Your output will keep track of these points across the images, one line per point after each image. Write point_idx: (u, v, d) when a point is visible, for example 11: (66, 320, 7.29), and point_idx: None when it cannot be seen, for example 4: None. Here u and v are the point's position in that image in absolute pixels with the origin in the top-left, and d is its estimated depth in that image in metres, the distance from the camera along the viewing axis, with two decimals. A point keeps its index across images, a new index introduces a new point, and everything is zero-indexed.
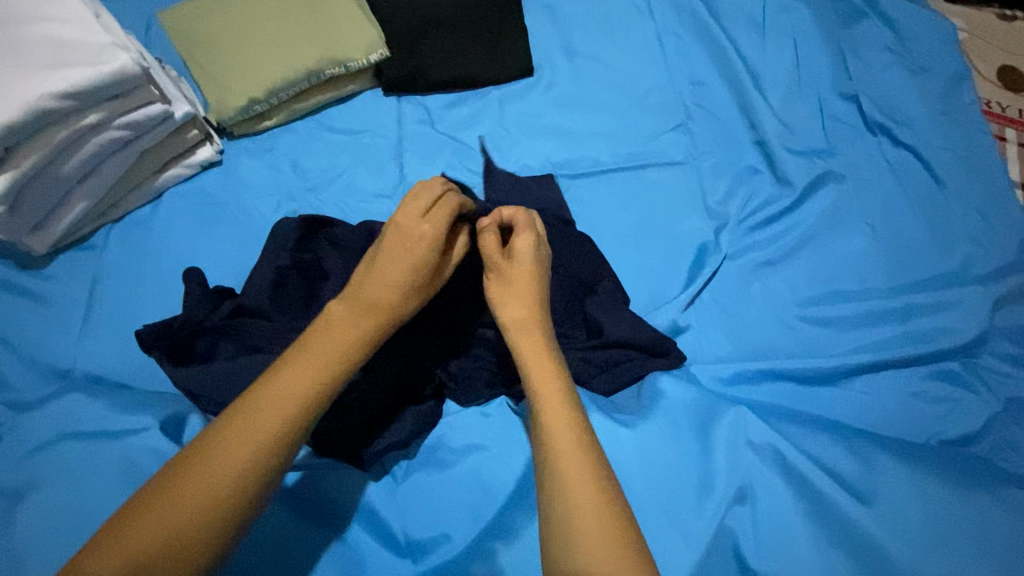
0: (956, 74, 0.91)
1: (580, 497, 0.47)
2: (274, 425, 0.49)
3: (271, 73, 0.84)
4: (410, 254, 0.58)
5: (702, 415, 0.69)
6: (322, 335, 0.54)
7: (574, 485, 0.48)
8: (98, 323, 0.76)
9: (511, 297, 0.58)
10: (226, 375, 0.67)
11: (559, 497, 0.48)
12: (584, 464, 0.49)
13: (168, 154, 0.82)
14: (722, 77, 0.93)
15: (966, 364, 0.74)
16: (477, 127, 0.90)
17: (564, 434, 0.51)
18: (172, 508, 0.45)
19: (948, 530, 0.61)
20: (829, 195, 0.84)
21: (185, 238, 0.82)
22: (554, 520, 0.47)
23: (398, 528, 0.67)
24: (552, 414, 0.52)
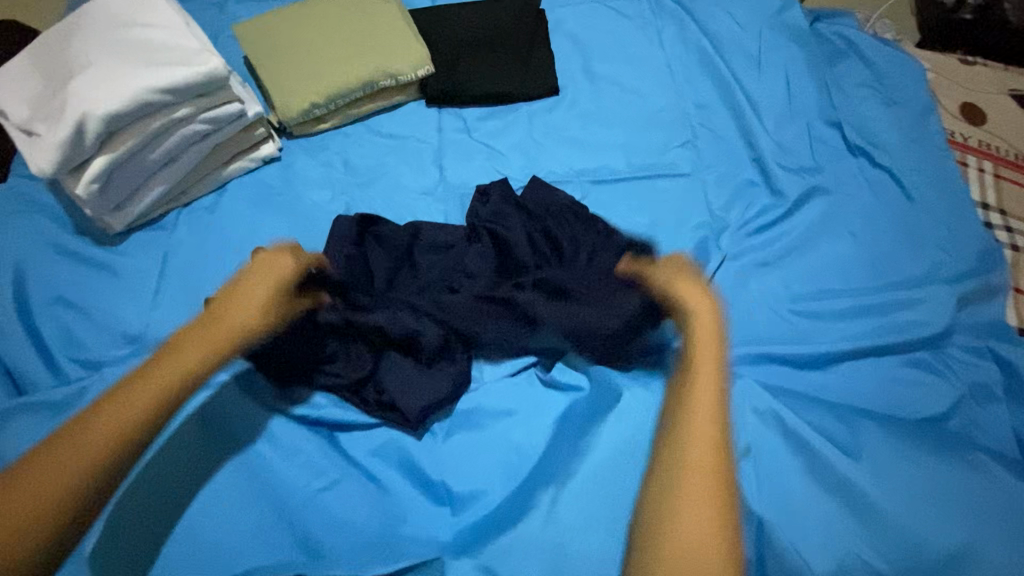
0: (925, 107, 1.05)
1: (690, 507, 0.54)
2: (140, 409, 0.58)
3: (330, 81, 0.95)
4: (254, 298, 0.68)
5: None
6: (169, 357, 0.62)
7: (697, 519, 0.53)
8: (166, 295, 0.84)
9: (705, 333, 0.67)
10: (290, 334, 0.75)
11: (675, 499, 0.55)
12: (711, 483, 0.55)
13: (236, 149, 0.92)
14: (723, 102, 1.06)
15: (935, 353, 0.85)
16: (509, 137, 1.01)
17: (702, 458, 0.56)
18: (29, 487, 0.52)
19: (924, 487, 0.71)
20: (817, 206, 0.96)
21: (244, 223, 0.90)
22: (668, 520, 0.54)
23: (439, 482, 0.74)
24: (696, 438, 0.58)
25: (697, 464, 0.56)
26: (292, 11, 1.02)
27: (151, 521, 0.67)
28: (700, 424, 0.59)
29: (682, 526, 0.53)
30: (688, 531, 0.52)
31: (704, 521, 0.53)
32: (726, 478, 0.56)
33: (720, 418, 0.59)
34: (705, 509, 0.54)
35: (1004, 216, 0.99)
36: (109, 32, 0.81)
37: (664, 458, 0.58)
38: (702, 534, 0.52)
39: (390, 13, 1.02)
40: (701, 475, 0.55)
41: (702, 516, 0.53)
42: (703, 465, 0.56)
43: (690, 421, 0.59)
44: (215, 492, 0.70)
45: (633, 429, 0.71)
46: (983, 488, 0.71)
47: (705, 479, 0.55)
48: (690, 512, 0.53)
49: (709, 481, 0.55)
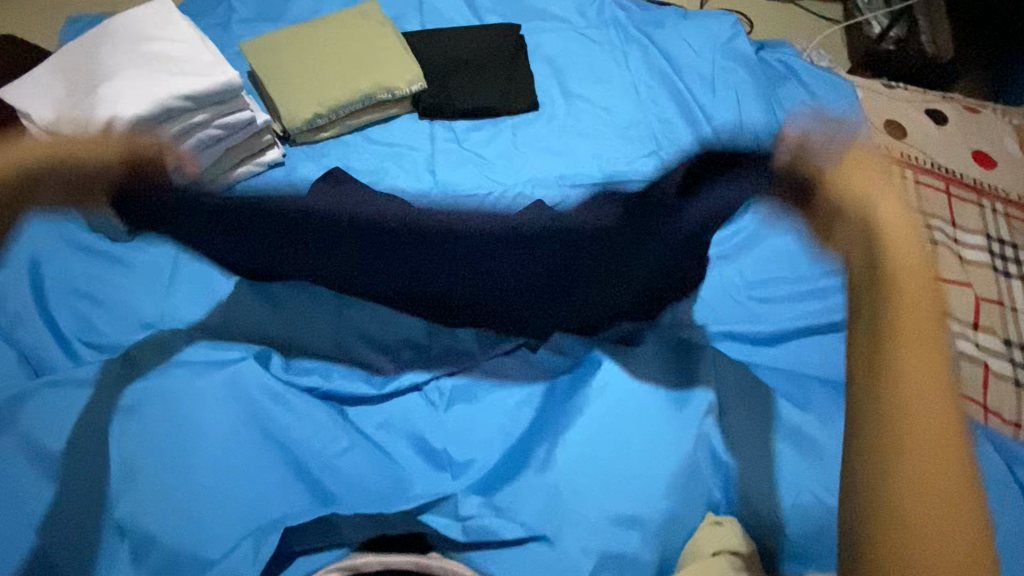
0: (855, 121, 1.21)
1: (929, 480, 0.43)
2: None
3: (331, 95, 1.05)
4: None
5: (683, 350, 0.88)
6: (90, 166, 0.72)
7: (926, 501, 0.42)
8: (178, 288, 0.90)
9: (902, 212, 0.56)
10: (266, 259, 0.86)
11: (899, 411, 0.45)
12: (942, 459, 0.43)
13: (244, 153, 0.99)
14: (684, 118, 1.20)
15: None
16: (494, 146, 1.12)
17: (921, 362, 0.47)
18: None
19: None
20: (766, 207, 1.10)
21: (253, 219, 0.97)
22: (875, 424, 0.47)
23: (441, 449, 0.82)
24: (913, 327, 0.48)
25: (923, 382, 0.46)
26: (295, 32, 1.11)
27: (150, 452, 0.73)
28: (913, 312, 0.49)
29: (912, 455, 0.44)
30: (921, 459, 0.43)
31: (932, 426, 0.44)
32: (954, 384, 0.47)
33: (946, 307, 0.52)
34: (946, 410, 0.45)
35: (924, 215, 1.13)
36: (132, 47, 0.89)
37: (879, 383, 0.48)
38: (918, 433, 0.44)
39: (383, 34, 1.12)
40: (917, 456, 0.44)
41: (934, 437, 0.44)
42: (930, 359, 0.47)
43: (911, 363, 0.47)
44: (237, 457, 0.74)
45: (618, 391, 0.81)
46: None
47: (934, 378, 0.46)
48: (934, 480, 0.43)
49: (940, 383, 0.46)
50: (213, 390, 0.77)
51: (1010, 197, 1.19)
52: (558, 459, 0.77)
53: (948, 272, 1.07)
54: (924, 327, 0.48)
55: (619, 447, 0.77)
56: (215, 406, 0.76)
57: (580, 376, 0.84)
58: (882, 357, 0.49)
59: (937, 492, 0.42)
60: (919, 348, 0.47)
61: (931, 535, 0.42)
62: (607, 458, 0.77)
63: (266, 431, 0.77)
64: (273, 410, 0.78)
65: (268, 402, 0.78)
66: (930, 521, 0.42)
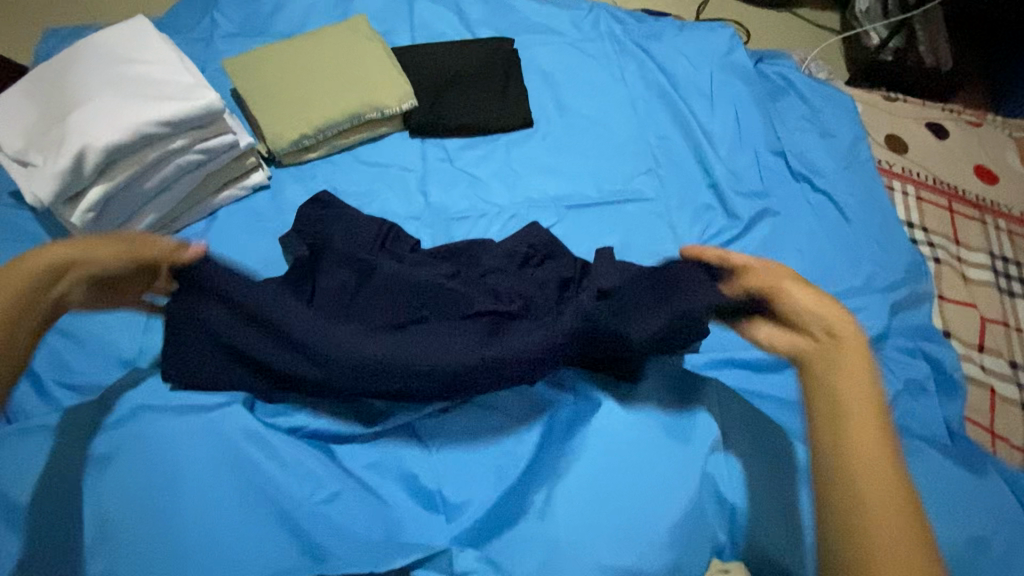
0: (856, 136, 1.18)
1: (874, 513, 0.56)
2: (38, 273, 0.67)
3: (318, 115, 1.01)
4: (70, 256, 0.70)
5: (683, 385, 0.85)
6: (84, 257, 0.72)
7: (887, 544, 0.54)
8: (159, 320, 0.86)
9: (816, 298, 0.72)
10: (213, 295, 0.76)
11: (846, 464, 0.59)
12: (890, 496, 0.56)
13: (227, 177, 0.95)
14: (682, 134, 1.16)
15: (875, 354, 0.96)
16: (488, 165, 1.09)
17: (857, 424, 0.61)
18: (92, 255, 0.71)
19: None
20: (767, 226, 1.07)
21: (238, 246, 0.94)
22: (847, 492, 0.57)
23: (435, 491, 0.79)
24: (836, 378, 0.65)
25: (866, 447, 0.59)
26: (280, 47, 1.07)
27: (129, 503, 0.69)
28: (852, 395, 0.63)
29: (844, 454, 0.60)
30: (853, 462, 0.59)
31: (875, 463, 0.58)
32: (896, 446, 0.60)
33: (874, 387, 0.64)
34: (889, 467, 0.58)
35: (927, 232, 1.11)
36: (108, 69, 0.85)
37: (834, 453, 0.60)
38: (857, 472, 0.58)
39: (372, 50, 1.08)
40: (887, 511, 0.55)
41: (876, 473, 0.58)
42: (867, 428, 0.60)
43: (852, 430, 0.61)
44: (218, 507, 0.70)
45: (617, 429, 0.78)
46: (918, 470, 0.81)
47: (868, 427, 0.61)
48: (884, 524, 0.55)
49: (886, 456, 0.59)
50: (195, 437, 0.73)
51: (1013, 213, 1.17)
52: (556, 506, 0.74)
53: (952, 292, 1.05)
54: (867, 410, 0.62)
55: (617, 489, 0.75)
56: (198, 451, 0.73)
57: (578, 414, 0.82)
58: (820, 412, 0.64)
59: (901, 534, 0.54)
60: (841, 378, 0.65)
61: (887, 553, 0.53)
62: (607, 503, 0.74)
63: (248, 478, 0.73)
64: (256, 454, 0.74)
65: (251, 446, 0.74)
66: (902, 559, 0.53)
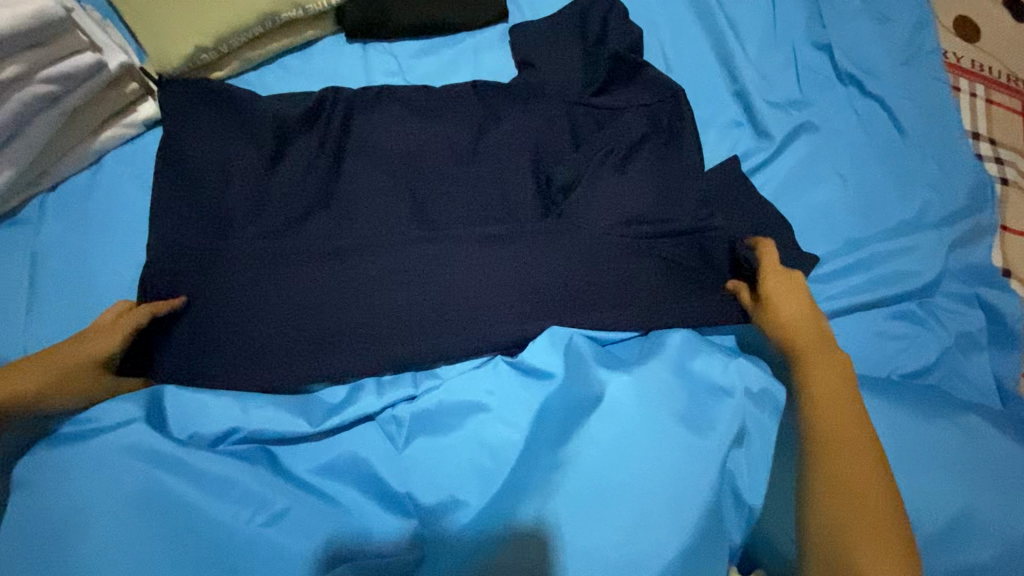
0: (920, 20, 0.93)
1: (871, 510, 0.59)
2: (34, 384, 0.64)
3: (217, 15, 0.75)
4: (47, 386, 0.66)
5: (683, 351, 0.72)
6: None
7: (854, 488, 0.60)
8: (56, 316, 0.71)
9: (832, 383, 0.67)
10: (206, 185, 0.74)
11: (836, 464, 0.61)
12: (875, 481, 0.60)
13: (104, 113, 0.74)
14: (701, 26, 0.91)
15: (922, 304, 0.81)
16: (451, 77, 0.86)
17: (840, 438, 0.63)
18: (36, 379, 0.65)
19: (931, 456, 0.68)
20: (804, 146, 0.86)
21: (138, 218, 0.75)
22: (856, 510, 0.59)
23: (406, 496, 0.67)
24: (827, 401, 0.65)
25: (854, 455, 0.62)
26: None
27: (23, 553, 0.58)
28: (833, 403, 0.65)
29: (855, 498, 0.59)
30: (858, 494, 0.59)
31: (874, 517, 0.58)
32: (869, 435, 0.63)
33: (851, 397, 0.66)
34: (885, 499, 0.59)
35: (994, 146, 0.91)
36: None
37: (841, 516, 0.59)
38: (854, 468, 0.61)
39: None
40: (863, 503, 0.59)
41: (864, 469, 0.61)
42: (870, 488, 0.60)
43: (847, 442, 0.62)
44: (126, 554, 0.58)
45: (617, 424, 0.67)
46: (972, 449, 0.69)
47: (864, 453, 0.62)
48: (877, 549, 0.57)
49: (866, 450, 0.62)
50: (86, 468, 0.61)
51: None
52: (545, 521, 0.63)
53: (1017, 221, 0.88)
54: (865, 476, 0.60)
55: (607, 497, 0.64)
56: (91, 485, 0.61)
57: (573, 426, 0.68)
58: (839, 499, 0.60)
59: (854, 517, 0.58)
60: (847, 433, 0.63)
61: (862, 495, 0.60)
62: (603, 511, 0.64)
63: (160, 513, 0.61)
64: (169, 482, 0.62)
65: (157, 473, 0.62)
66: (881, 513, 0.59)
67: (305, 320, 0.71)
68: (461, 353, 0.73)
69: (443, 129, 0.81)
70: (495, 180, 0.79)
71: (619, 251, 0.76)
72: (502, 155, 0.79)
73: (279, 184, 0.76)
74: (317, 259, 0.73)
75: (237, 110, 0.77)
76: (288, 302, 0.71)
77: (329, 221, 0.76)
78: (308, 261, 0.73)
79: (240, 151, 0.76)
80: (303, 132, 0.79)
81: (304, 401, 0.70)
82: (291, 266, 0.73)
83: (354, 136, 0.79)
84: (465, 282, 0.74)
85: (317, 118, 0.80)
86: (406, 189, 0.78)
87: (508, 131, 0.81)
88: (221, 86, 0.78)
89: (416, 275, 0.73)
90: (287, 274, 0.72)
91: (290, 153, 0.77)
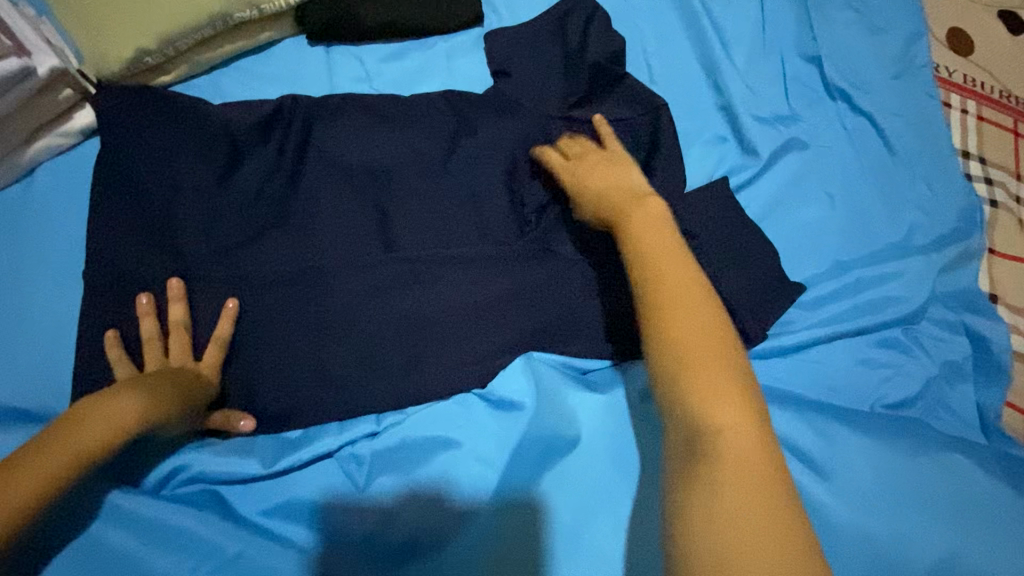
0: (913, 32, 0.89)
1: (708, 371, 0.45)
2: (87, 445, 0.53)
3: (162, 15, 0.69)
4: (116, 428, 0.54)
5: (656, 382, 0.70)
6: (71, 427, 0.53)
7: (695, 335, 0.47)
8: None
9: (652, 243, 0.55)
10: (150, 202, 0.69)
11: (668, 324, 0.48)
12: (710, 340, 0.47)
13: (36, 121, 0.67)
14: (687, 34, 0.87)
15: (908, 331, 0.79)
16: (422, 84, 0.81)
17: (675, 295, 0.50)
18: (84, 433, 0.53)
19: (911, 494, 0.67)
20: (791, 164, 0.83)
21: (77, 241, 0.69)
22: (687, 377, 0.45)
23: (365, 540, 0.62)
24: (656, 268, 0.52)
25: (688, 315, 0.48)
26: None
27: None
28: (664, 271, 0.52)
29: (695, 362, 0.46)
30: (693, 334, 0.47)
31: (714, 375, 0.45)
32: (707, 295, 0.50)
33: (682, 255, 0.54)
34: (725, 362, 0.46)
35: (984, 164, 0.88)
36: None
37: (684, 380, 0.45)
38: (687, 330, 0.48)
39: None
40: (705, 366, 0.46)
41: (701, 350, 0.46)
42: (704, 355, 0.46)
43: (681, 308, 0.49)
44: None
45: (589, 463, 0.65)
46: (952, 486, 0.68)
47: (698, 312, 0.49)
48: (720, 408, 0.43)
49: (696, 300, 0.50)
50: None
51: None
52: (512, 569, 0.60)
53: (1005, 244, 0.85)
54: (694, 340, 0.47)
55: (575, 541, 0.61)
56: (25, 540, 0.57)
57: (545, 466, 0.65)
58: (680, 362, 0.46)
59: (704, 378, 0.45)
60: (674, 294, 0.50)
61: (703, 353, 0.46)
62: (574, 556, 0.61)
63: (97, 566, 0.58)
64: (106, 532, 0.59)
65: (95, 522, 0.60)
66: (725, 381, 0.45)
67: (260, 347, 0.67)
68: (429, 387, 0.69)
69: (409, 141, 0.76)
70: (468, 197, 0.74)
71: (589, 277, 0.73)
72: (475, 170, 0.75)
73: (233, 196, 0.71)
74: (272, 280, 0.69)
75: (181, 121, 0.71)
76: (244, 326, 0.68)
77: (287, 238, 0.71)
78: (261, 283, 0.69)
79: (187, 166, 0.70)
80: (262, 140, 0.73)
81: (262, 436, 0.66)
82: (246, 288, 0.69)
83: (319, 142, 0.74)
84: (433, 310, 0.70)
85: (273, 127, 0.74)
86: (370, 203, 0.73)
87: (484, 144, 0.76)
88: (169, 95, 0.72)
89: (379, 299, 0.70)
90: (241, 297, 0.68)
91: (245, 163, 0.72)
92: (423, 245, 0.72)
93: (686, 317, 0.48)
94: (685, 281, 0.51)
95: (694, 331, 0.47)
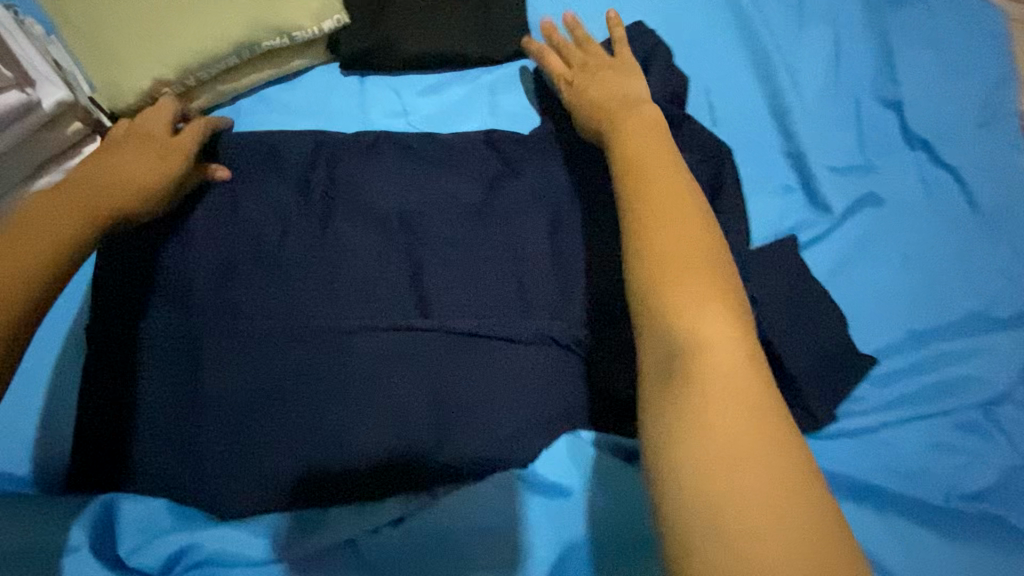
0: (1002, 77, 0.81)
1: (738, 512, 0.32)
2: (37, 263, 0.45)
3: (183, 43, 0.62)
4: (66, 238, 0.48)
5: None
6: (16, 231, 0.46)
7: (735, 474, 0.33)
8: None
9: (688, 328, 0.39)
10: (167, 253, 0.65)
11: (696, 436, 0.35)
12: (746, 472, 0.33)
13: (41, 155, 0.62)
14: (753, 73, 0.80)
15: (987, 412, 0.69)
16: (462, 121, 0.74)
17: (721, 376, 0.37)
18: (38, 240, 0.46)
19: None
20: (864, 221, 0.75)
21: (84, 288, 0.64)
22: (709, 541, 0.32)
23: None
24: (695, 353, 0.38)
25: (715, 416, 0.35)
26: None
27: None
28: (695, 356, 0.38)
29: (731, 485, 0.33)
30: (734, 477, 0.33)
31: (752, 490, 0.32)
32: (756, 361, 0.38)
33: (731, 329, 0.39)
34: (768, 463, 0.34)
35: None
36: None
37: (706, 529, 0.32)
38: (705, 457, 0.34)
39: None
40: (736, 492, 0.33)
41: (730, 463, 0.33)
42: (754, 500, 0.32)
43: (690, 415, 0.36)
44: None
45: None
46: None
47: (727, 419, 0.35)
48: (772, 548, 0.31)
49: (743, 408, 0.36)
50: None
51: None
52: None
53: None
54: (720, 475, 0.33)
55: None
56: None
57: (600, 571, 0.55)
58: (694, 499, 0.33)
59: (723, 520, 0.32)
60: (697, 406, 0.36)
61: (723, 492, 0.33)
62: None
63: None
64: None
65: None
66: (770, 520, 0.32)
67: (271, 406, 0.60)
68: (468, 474, 0.60)
69: (448, 186, 0.69)
70: (509, 249, 0.67)
71: None
72: (519, 219, 0.68)
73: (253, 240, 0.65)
74: (286, 327, 0.62)
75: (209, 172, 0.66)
76: (256, 383, 0.61)
77: (308, 283, 0.64)
78: (274, 332, 0.62)
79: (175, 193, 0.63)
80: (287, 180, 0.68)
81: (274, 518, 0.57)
82: (258, 338, 0.62)
83: (350, 181, 0.68)
84: (471, 375, 0.61)
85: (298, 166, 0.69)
86: (401, 253, 0.66)
87: (529, 191, 0.69)
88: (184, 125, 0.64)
89: (407, 358, 0.62)
90: (253, 348, 0.61)
91: (266, 203, 0.66)
92: (459, 300, 0.65)
93: (711, 434, 0.35)
94: (724, 375, 0.37)
95: (707, 456, 0.34)
